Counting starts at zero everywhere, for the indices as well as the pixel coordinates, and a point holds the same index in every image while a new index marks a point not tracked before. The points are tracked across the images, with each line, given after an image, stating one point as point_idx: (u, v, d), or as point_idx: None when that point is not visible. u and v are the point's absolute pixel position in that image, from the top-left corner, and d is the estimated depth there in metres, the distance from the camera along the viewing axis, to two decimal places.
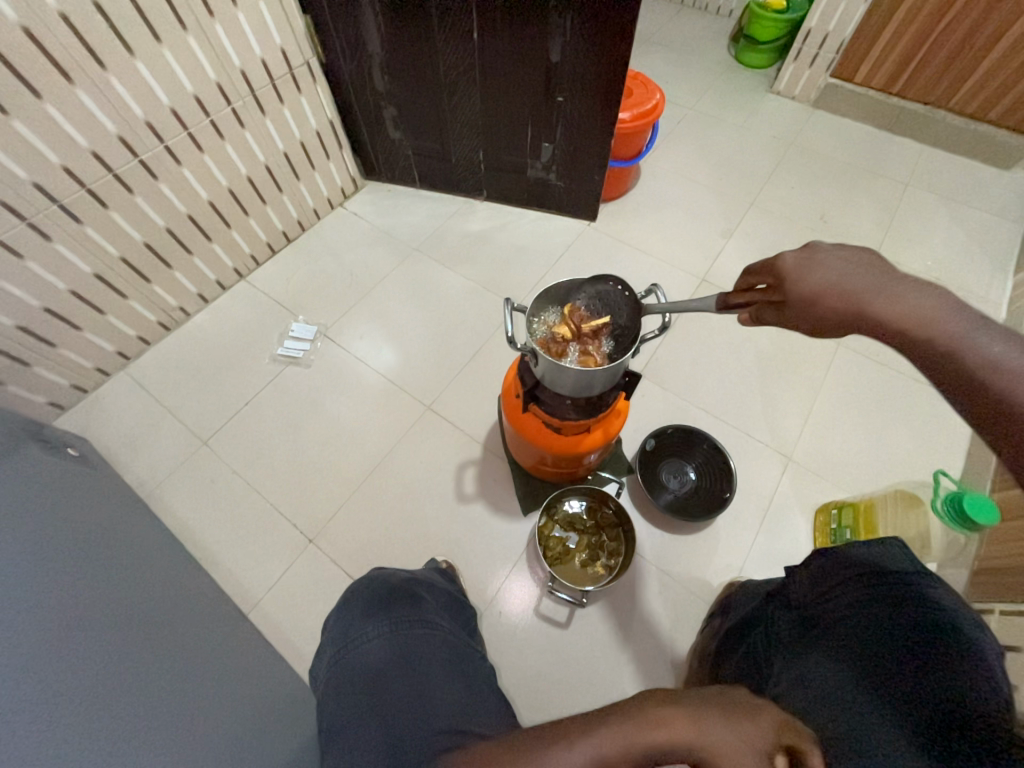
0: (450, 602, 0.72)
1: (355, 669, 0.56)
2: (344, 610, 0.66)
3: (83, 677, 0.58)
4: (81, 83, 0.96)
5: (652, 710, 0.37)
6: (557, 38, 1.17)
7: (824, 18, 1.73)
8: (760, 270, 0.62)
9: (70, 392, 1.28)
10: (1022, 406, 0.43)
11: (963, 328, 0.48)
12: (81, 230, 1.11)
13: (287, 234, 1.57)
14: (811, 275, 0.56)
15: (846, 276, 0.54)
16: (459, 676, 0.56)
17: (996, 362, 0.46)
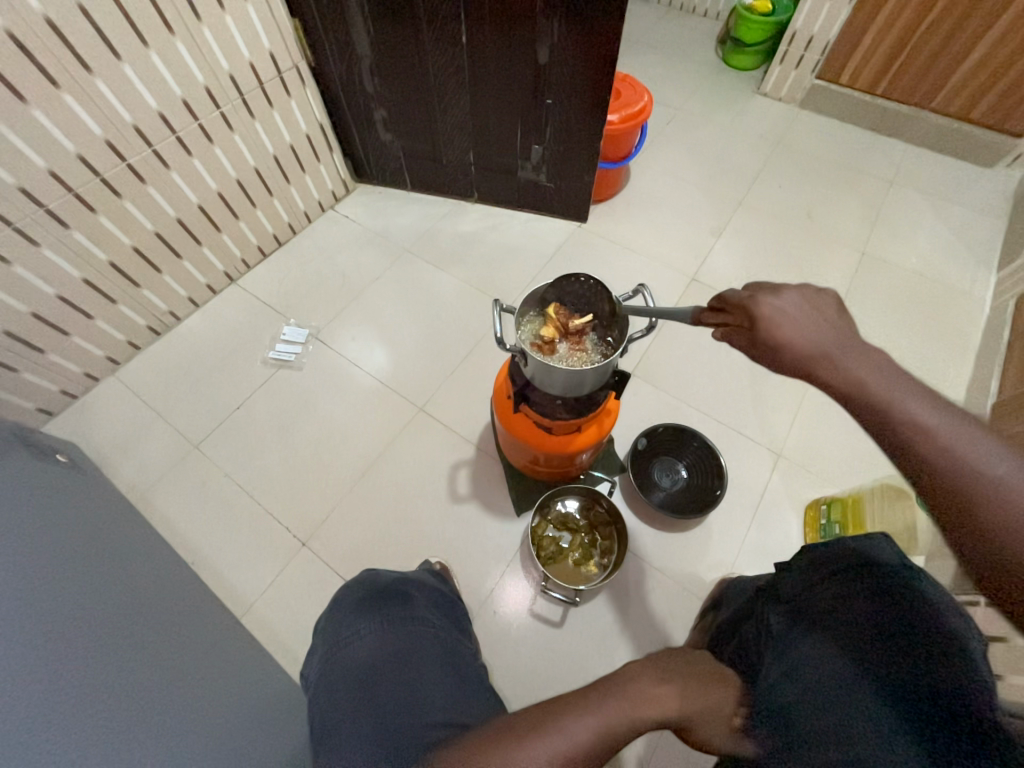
0: (440, 600, 0.72)
1: (346, 668, 0.56)
2: (333, 613, 0.66)
3: (75, 683, 0.58)
4: (68, 87, 0.96)
5: (645, 691, 0.47)
6: (545, 40, 1.18)
7: (809, 20, 1.75)
8: (732, 304, 0.59)
9: (59, 398, 1.27)
10: (972, 487, 0.40)
11: (907, 395, 0.45)
12: (69, 234, 1.10)
13: (278, 236, 1.57)
14: (776, 321, 0.53)
15: (809, 330, 0.52)
16: (450, 672, 0.56)
17: (940, 435, 0.43)
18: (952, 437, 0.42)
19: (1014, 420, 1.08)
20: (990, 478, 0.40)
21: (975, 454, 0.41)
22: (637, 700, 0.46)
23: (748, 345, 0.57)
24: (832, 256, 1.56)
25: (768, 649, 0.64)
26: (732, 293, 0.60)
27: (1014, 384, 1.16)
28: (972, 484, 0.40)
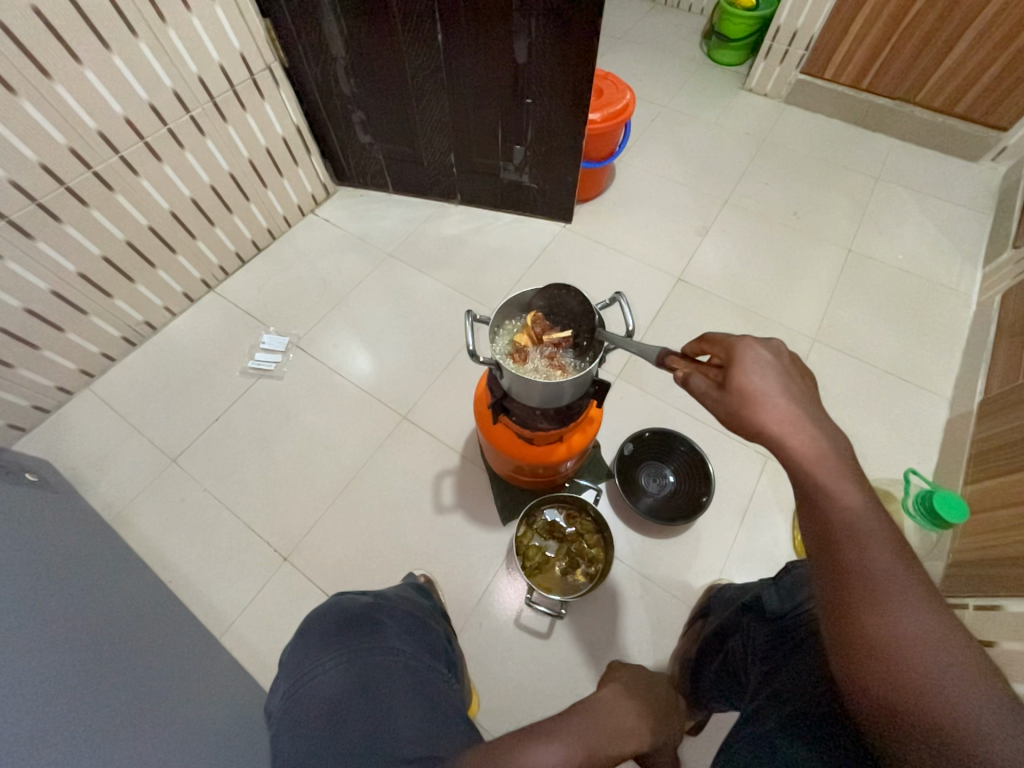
0: (412, 624, 0.69)
1: (307, 708, 0.53)
2: (297, 642, 0.63)
3: (39, 708, 0.55)
4: (26, 94, 0.93)
5: (634, 718, 0.54)
6: (523, 38, 1.15)
7: (793, 15, 1.74)
8: (716, 343, 0.57)
9: (31, 413, 1.24)
10: (864, 591, 0.40)
11: (847, 482, 0.45)
12: (35, 246, 1.07)
13: (256, 242, 1.53)
14: (755, 370, 0.51)
15: (775, 392, 0.50)
16: (419, 706, 0.54)
17: (865, 530, 0.42)
18: (864, 533, 0.42)
19: (1001, 418, 1.07)
20: (888, 590, 0.40)
21: (881, 561, 0.41)
22: (633, 727, 0.53)
23: (712, 387, 0.54)
24: (819, 254, 1.55)
25: (754, 666, 0.63)
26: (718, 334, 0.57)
27: (1001, 381, 1.15)
28: (863, 587, 0.41)
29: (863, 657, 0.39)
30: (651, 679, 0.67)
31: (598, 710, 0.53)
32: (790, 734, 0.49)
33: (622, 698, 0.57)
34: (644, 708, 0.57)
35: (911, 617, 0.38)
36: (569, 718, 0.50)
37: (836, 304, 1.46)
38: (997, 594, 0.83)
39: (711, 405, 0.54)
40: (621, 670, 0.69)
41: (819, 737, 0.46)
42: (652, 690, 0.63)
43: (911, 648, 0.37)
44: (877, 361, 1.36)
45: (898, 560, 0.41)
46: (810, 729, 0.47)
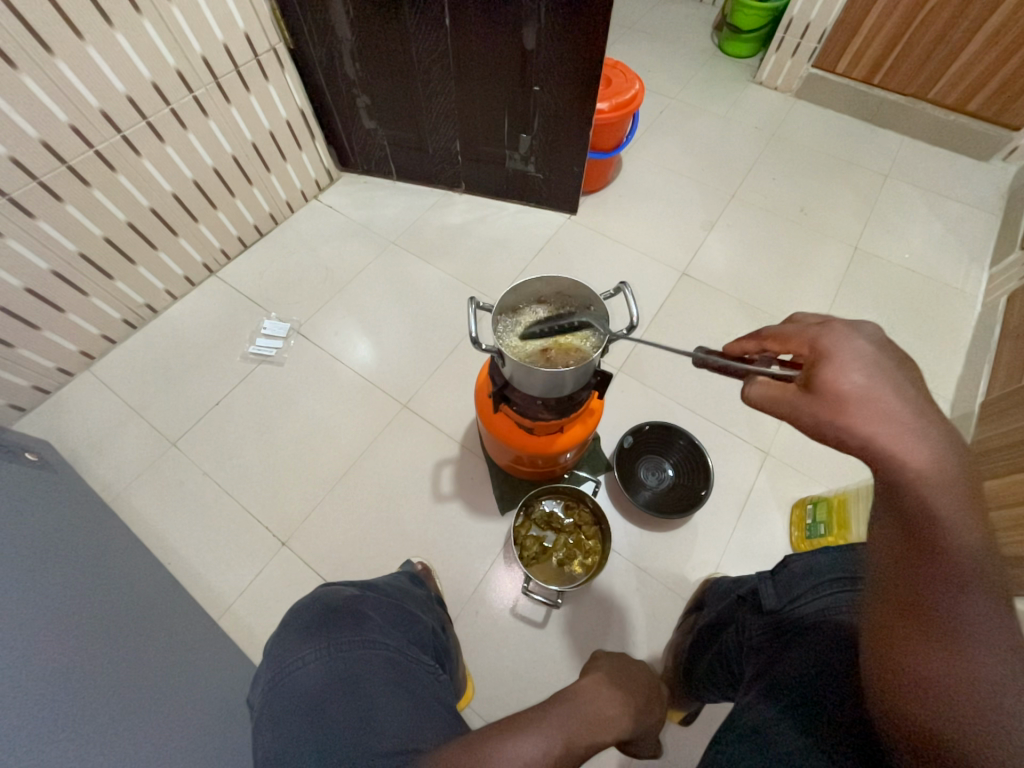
0: (398, 616, 0.70)
1: (289, 699, 0.53)
2: (281, 632, 0.62)
3: (32, 684, 0.55)
4: (27, 69, 0.91)
5: (616, 710, 0.52)
6: (532, 24, 1.13)
7: (806, 7, 1.71)
8: (794, 337, 0.51)
9: (30, 393, 1.23)
10: (941, 625, 0.37)
11: (967, 516, 0.39)
12: (35, 224, 1.06)
13: (259, 227, 1.53)
14: (855, 369, 0.45)
15: (879, 395, 0.44)
16: (403, 694, 0.55)
17: (965, 566, 0.38)
18: (965, 567, 0.38)
19: (1002, 419, 1.07)
20: (973, 631, 0.36)
21: (971, 599, 0.37)
22: (613, 722, 0.50)
23: (791, 390, 0.49)
24: (825, 252, 1.54)
25: (749, 659, 0.63)
26: (787, 330, 0.52)
27: (1003, 383, 1.15)
28: (945, 623, 0.37)
29: (919, 689, 0.36)
30: (635, 665, 0.65)
31: (583, 697, 0.51)
32: (794, 727, 0.48)
33: (604, 688, 0.55)
34: (629, 701, 0.54)
35: (987, 665, 0.35)
36: (553, 705, 0.48)
37: (840, 301, 1.45)
38: None
39: (797, 410, 0.48)
40: (603, 657, 0.66)
41: (825, 736, 0.45)
42: (636, 678, 0.61)
43: (971, 692, 0.34)
44: None
45: (999, 610, 0.36)
46: (812, 726, 0.47)
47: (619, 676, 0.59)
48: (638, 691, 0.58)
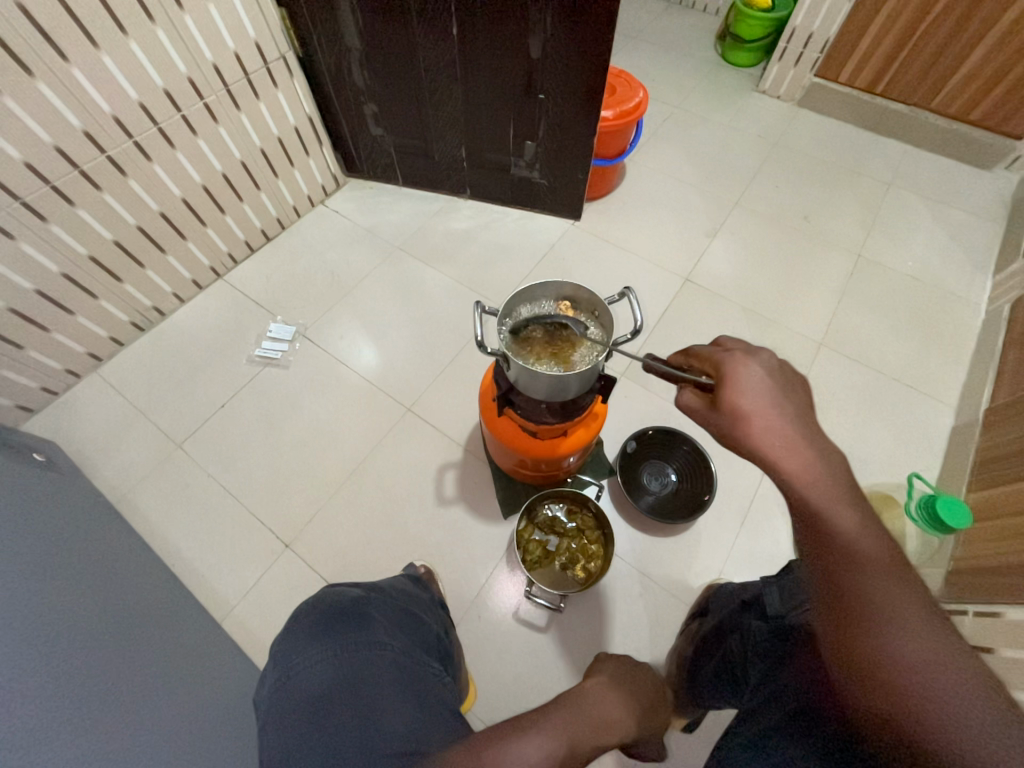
0: (402, 618, 0.70)
1: (294, 699, 0.53)
2: (287, 633, 0.62)
3: (34, 684, 0.55)
4: (43, 76, 0.93)
5: (618, 712, 0.52)
6: (537, 33, 1.15)
7: (809, 18, 1.73)
8: (705, 357, 0.57)
9: (38, 394, 1.25)
10: (860, 616, 0.39)
11: (843, 507, 0.43)
12: (47, 228, 1.07)
13: (266, 232, 1.54)
14: (746, 390, 0.51)
15: (767, 413, 0.49)
16: (408, 696, 0.55)
17: (866, 561, 0.40)
18: (864, 555, 0.41)
19: (1006, 427, 1.07)
20: (885, 613, 0.38)
21: (882, 587, 0.39)
22: (614, 724, 0.50)
23: (704, 405, 0.55)
24: (828, 259, 1.55)
25: (754, 666, 0.63)
26: (704, 350, 0.58)
27: (1008, 390, 1.15)
28: (861, 612, 0.39)
29: (863, 678, 0.38)
30: (637, 668, 0.64)
31: (584, 701, 0.51)
32: (787, 730, 0.49)
33: (606, 692, 0.54)
34: (630, 704, 0.54)
35: (910, 642, 0.37)
36: (554, 708, 0.48)
37: (844, 308, 1.45)
38: (999, 602, 0.82)
39: (709, 423, 0.54)
40: (607, 659, 0.66)
41: (818, 734, 0.46)
42: (639, 682, 0.61)
43: (904, 671, 0.37)
44: (883, 368, 1.36)
45: (903, 587, 0.39)
46: (807, 725, 0.47)
47: (621, 679, 0.58)
48: (641, 695, 0.58)
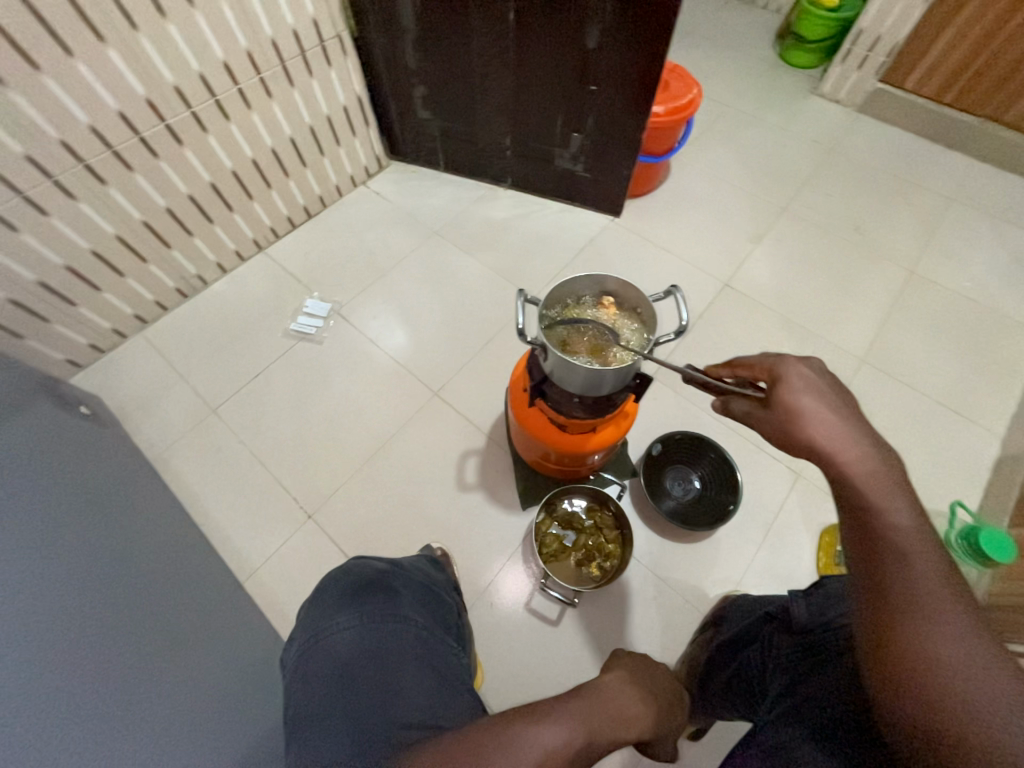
0: (426, 595, 0.71)
1: (322, 663, 0.55)
2: (317, 598, 0.65)
3: (71, 625, 0.58)
4: (113, 43, 0.96)
5: (637, 708, 0.51)
6: (595, 23, 1.13)
7: (878, 19, 1.65)
8: (756, 363, 0.58)
9: (87, 351, 1.30)
10: (900, 607, 0.39)
11: (896, 500, 0.43)
12: (106, 191, 1.11)
13: (309, 209, 1.57)
14: (800, 388, 0.52)
15: (819, 411, 0.50)
16: (430, 672, 0.56)
17: (912, 553, 0.40)
18: (909, 549, 0.40)
19: None
20: (927, 606, 0.38)
21: (926, 580, 0.39)
22: (633, 720, 0.49)
23: (758, 408, 0.56)
24: (877, 273, 1.49)
25: (775, 677, 0.62)
26: (751, 357, 0.59)
27: None
28: (903, 603, 0.39)
29: (895, 669, 0.38)
30: (657, 668, 0.64)
31: (605, 693, 0.51)
32: (819, 748, 0.48)
33: (626, 686, 0.54)
34: (650, 702, 0.54)
35: (951, 640, 0.36)
36: (575, 697, 0.48)
37: (890, 326, 1.40)
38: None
39: (761, 425, 0.55)
40: (626, 656, 0.66)
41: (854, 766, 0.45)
42: (658, 682, 0.60)
43: (942, 668, 0.36)
44: (927, 390, 1.30)
45: (950, 586, 0.38)
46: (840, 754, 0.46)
47: (641, 677, 0.58)
48: (659, 694, 0.58)
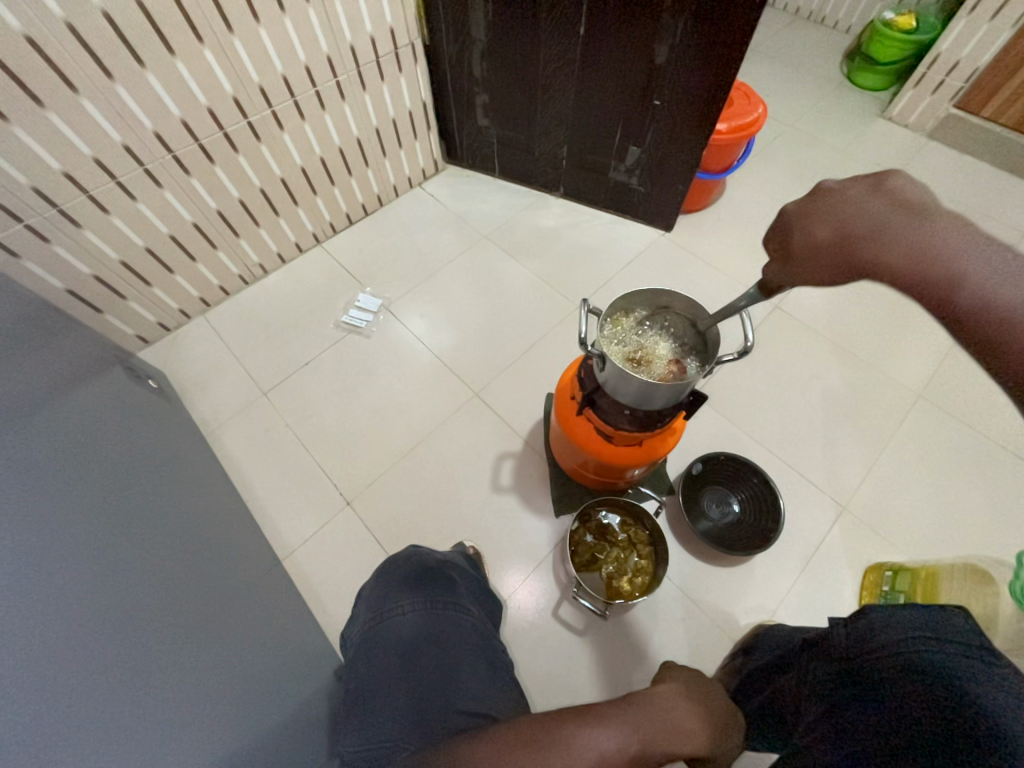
0: (477, 590, 0.78)
1: (387, 641, 0.62)
2: (380, 580, 0.73)
3: (138, 588, 0.62)
4: (210, 43, 1.02)
5: (694, 724, 0.50)
6: (666, 39, 1.13)
7: (958, 43, 1.59)
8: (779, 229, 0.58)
9: (154, 328, 1.38)
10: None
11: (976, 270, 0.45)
12: (188, 180, 1.19)
13: (366, 207, 1.63)
14: (834, 219, 0.52)
15: (869, 230, 0.50)
16: (484, 661, 0.62)
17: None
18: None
19: None
20: None
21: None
22: (689, 736, 0.48)
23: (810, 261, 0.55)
24: None
25: (808, 706, 0.56)
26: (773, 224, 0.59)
27: None
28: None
29: None
30: (713, 683, 0.63)
31: (660, 702, 0.50)
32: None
33: (683, 699, 0.53)
34: (708, 720, 0.52)
35: None
36: (629, 704, 0.48)
37: (951, 361, 1.34)
38: None
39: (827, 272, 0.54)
40: (680, 667, 0.65)
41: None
42: (715, 696, 0.59)
43: None
44: (989, 433, 1.24)
45: None
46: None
47: (699, 690, 0.57)
48: (720, 710, 0.56)
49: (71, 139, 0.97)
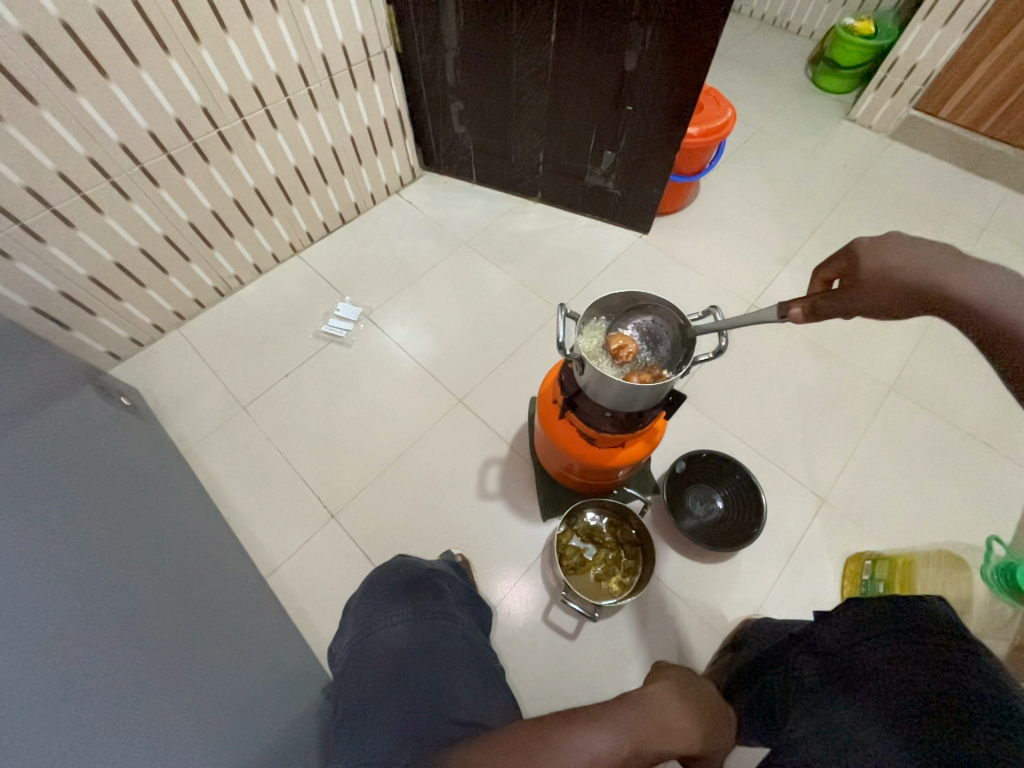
0: (466, 597, 0.77)
1: (375, 653, 0.61)
2: (367, 594, 0.72)
3: (116, 609, 0.60)
4: (176, 53, 1.01)
5: (689, 720, 0.50)
6: (635, 45, 1.15)
7: (914, 47, 1.65)
8: (844, 267, 0.62)
9: (126, 344, 1.35)
10: None
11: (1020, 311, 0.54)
12: (158, 192, 1.16)
13: (343, 215, 1.62)
14: (901, 267, 0.58)
15: (931, 278, 0.57)
16: (475, 671, 0.62)
17: None
18: None
19: None
20: None
21: None
22: (685, 734, 0.48)
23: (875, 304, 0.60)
24: None
25: (799, 700, 0.57)
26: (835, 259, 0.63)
27: None
28: None
29: None
30: (704, 681, 0.63)
31: (655, 701, 0.50)
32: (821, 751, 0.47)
33: (678, 697, 0.53)
34: (703, 716, 0.52)
35: None
36: (624, 705, 0.48)
37: (920, 353, 1.38)
38: None
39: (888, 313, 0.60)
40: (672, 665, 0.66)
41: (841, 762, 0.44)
42: (707, 693, 0.60)
43: None
44: (958, 421, 1.28)
45: None
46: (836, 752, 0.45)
47: (692, 687, 0.57)
48: (713, 707, 0.57)
49: (32, 153, 0.94)
